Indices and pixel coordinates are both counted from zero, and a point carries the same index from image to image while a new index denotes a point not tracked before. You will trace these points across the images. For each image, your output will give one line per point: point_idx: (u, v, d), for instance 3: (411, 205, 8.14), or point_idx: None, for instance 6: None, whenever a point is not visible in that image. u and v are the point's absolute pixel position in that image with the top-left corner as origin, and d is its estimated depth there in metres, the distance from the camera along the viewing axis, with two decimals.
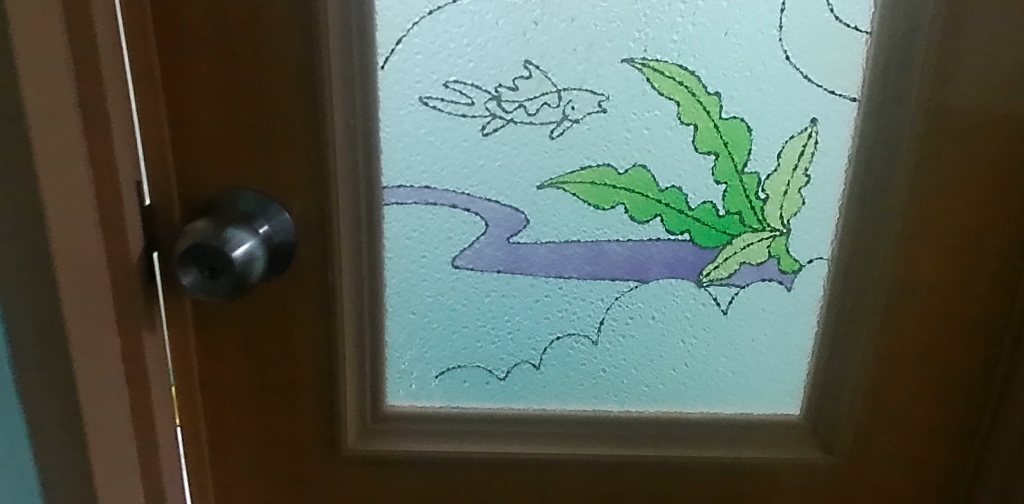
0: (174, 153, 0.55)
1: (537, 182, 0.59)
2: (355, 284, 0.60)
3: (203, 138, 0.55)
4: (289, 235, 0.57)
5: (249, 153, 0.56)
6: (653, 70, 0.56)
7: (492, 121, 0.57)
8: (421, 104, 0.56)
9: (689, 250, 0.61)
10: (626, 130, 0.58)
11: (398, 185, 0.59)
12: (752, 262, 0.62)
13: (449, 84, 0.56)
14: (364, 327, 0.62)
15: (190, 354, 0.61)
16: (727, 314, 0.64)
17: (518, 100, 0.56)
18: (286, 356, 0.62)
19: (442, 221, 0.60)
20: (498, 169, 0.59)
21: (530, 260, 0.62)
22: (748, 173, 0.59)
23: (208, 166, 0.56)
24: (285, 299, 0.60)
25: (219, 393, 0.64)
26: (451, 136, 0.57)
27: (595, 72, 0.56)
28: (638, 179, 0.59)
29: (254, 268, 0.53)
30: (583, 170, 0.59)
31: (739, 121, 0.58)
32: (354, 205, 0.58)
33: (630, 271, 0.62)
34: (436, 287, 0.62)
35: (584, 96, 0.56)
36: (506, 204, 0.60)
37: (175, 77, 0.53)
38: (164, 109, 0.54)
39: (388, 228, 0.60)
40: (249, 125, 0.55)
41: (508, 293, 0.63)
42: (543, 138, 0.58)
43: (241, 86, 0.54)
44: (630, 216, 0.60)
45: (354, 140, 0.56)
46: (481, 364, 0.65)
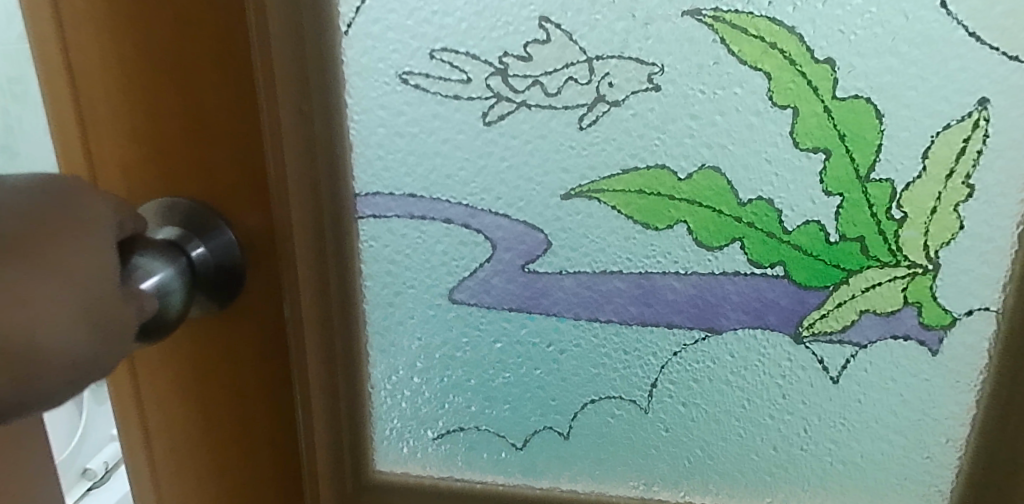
0: (93, 159, 0.43)
1: (561, 190, 0.42)
2: (321, 324, 0.45)
3: (127, 144, 0.43)
4: (226, 257, 0.44)
5: (177, 145, 0.42)
6: (730, 28, 0.38)
7: (496, 104, 0.41)
8: (399, 82, 0.41)
9: (784, 289, 0.43)
10: (690, 117, 0.40)
11: (373, 192, 0.43)
12: (878, 311, 0.42)
13: (435, 54, 0.40)
14: (337, 381, 0.47)
15: (134, 401, 0.49)
16: (839, 384, 0.44)
17: (533, 75, 0.40)
18: (242, 405, 0.49)
19: (434, 241, 0.45)
20: (507, 172, 0.42)
21: (552, 297, 0.45)
22: (876, 181, 0.40)
23: (129, 161, 0.43)
24: (241, 340, 0.47)
25: (168, 445, 0.51)
26: (442, 126, 0.42)
27: (643, 32, 0.38)
28: (707, 188, 0.41)
29: (171, 301, 0.40)
30: (626, 174, 0.42)
31: (865, 102, 0.38)
32: (317, 236, 0.43)
33: (695, 317, 0.44)
34: (430, 329, 0.47)
35: (627, 68, 0.39)
36: (518, 219, 0.43)
37: (77, 44, 0.40)
38: (76, 103, 0.42)
39: (365, 256, 0.45)
40: (172, 108, 0.41)
41: (525, 339, 0.46)
42: (569, 129, 0.41)
43: (171, 78, 0.40)
44: (695, 240, 0.43)
45: (312, 151, 0.41)
46: (490, 430, 0.49)
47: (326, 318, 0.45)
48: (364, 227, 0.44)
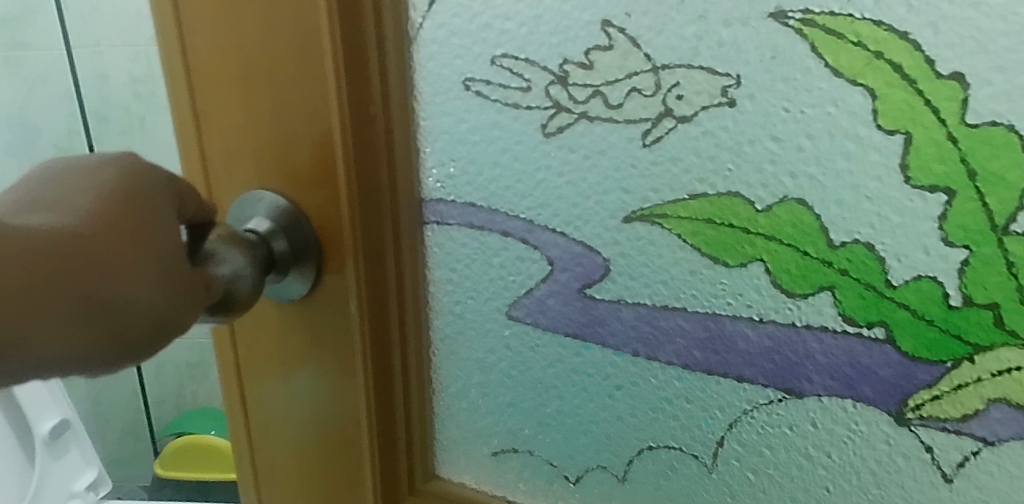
0: (206, 155, 0.47)
1: (621, 212, 0.38)
2: (376, 324, 0.45)
3: (230, 155, 0.46)
4: (301, 251, 0.45)
5: (265, 140, 0.44)
6: (825, 35, 0.31)
7: (556, 115, 0.38)
8: (461, 89, 0.40)
9: (884, 357, 0.35)
10: (770, 139, 0.34)
11: (437, 199, 0.43)
12: (1014, 402, 0.33)
13: (496, 60, 0.38)
14: (394, 378, 0.47)
15: (235, 368, 0.52)
16: (954, 484, 0.35)
17: (593, 85, 0.37)
18: (316, 389, 0.50)
19: (492, 253, 0.43)
20: (564, 188, 0.39)
21: (609, 327, 0.41)
22: (1020, 235, 0.31)
23: (229, 150, 0.46)
24: (314, 330, 0.48)
25: (259, 415, 0.53)
26: (500, 135, 0.40)
27: (715, 38, 0.33)
28: (790, 223, 0.35)
29: (241, 290, 0.41)
30: (694, 201, 0.36)
31: (1006, 130, 0.30)
32: (371, 244, 0.43)
33: (770, 374, 0.38)
34: (485, 343, 0.46)
35: (695, 78, 0.34)
36: (575, 239, 0.40)
37: (189, 43, 0.43)
38: (191, 121, 0.46)
39: (433, 262, 0.45)
40: (262, 105, 0.43)
41: (580, 368, 0.43)
42: (631, 145, 0.37)
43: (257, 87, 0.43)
44: (775, 284, 0.36)
45: (373, 157, 0.41)
46: (544, 457, 0.47)
47: (379, 321, 0.45)
48: (430, 233, 0.44)
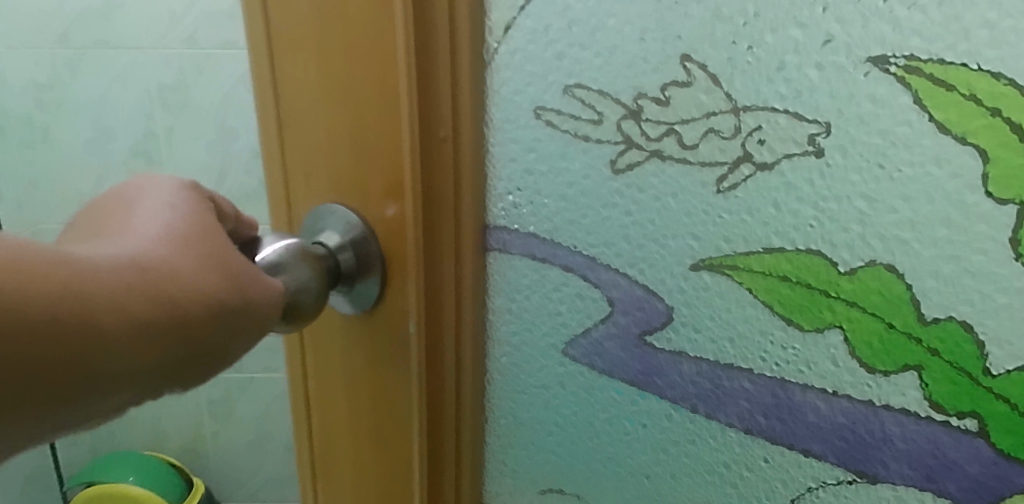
0: (285, 173, 0.39)
1: (689, 258, 0.36)
2: (432, 352, 0.39)
3: (295, 172, 0.39)
4: (368, 265, 0.37)
5: (346, 153, 0.36)
6: (930, 84, 0.28)
7: (626, 151, 0.35)
8: (531, 118, 0.36)
9: (972, 446, 0.31)
10: (859, 196, 0.30)
11: (500, 226, 0.39)
12: None
13: (569, 89, 0.35)
14: (446, 411, 0.41)
15: (300, 389, 0.44)
16: None
17: (668, 122, 0.33)
18: (381, 427, 0.42)
19: (552, 288, 0.40)
20: (630, 228, 0.37)
21: (668, 379, 0.39)
22: None
23: (303, 162, 0.38)
24: (377, 360, 0.40)
25: (328, 446, 0.45)
26: (568, 168, 0.37)
27: (805, 82, 0.30)
28: (876, 290, 0.31)
29: (300, 309, 0.33)
30: (768, 256, 0.33)
31: None
32: (429, 266, 0.37)
33: (843, 452, 0.34)
34: (537, 381, 0.43)
35: (778, 124, 0.31)
36: (638, 281, 0.37)
37: (271, 31, 0.36)
38: (263, 118, 0.39)
39: (495, 293, 0.41)
40: (343, 111, 0.35)
41: (633, 417, 0.41)
42: (705, 189, 0.34)
43: (325, 80, 0.35)
44: (854, 357, 0.32)
45: (438, 170, 0.35)
46: (589, 503, 0.45)
47: (432, 350, 0.39)
48: (492, 262, 0.40)
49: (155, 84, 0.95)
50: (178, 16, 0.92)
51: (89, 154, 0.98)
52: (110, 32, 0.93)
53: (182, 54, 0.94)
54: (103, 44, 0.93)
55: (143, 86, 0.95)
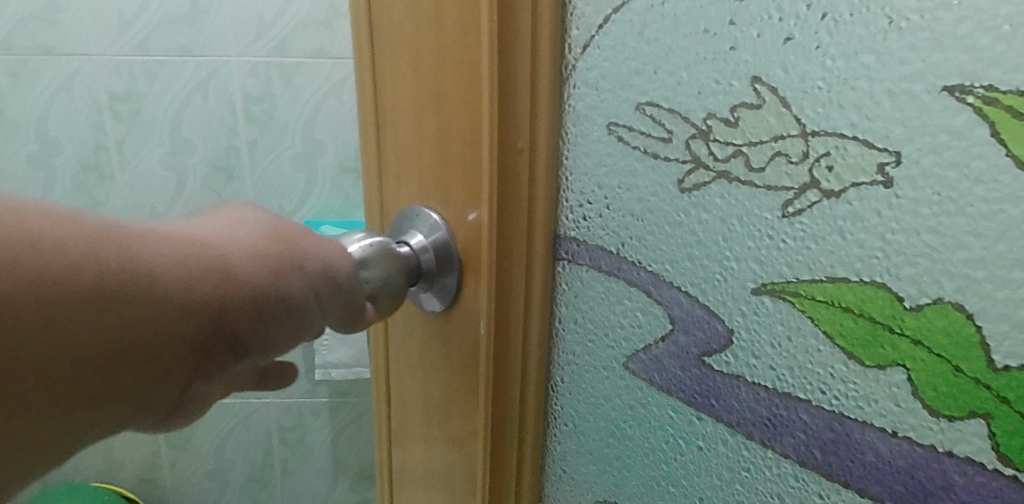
0: (381, 179, 0.42)
1: (751, 283, 0.34)
2: (501, 356, 0.39)
3: (391, 175, 0.42)
4: (446, 264, 0.39)
5: (432, 159, 0.38)
6: (1008, 117, 0.26)
7: (693, 171, 0.34)
8: (602, 132, 0.36)
9: None
10: (925, 230, 0.29)
11: (570, 236, 0.38)
12: None
13: (641, 106, 0.34)
14: (508, 421, 0.40)
15: (385, 370, 0.47)
16: None
17: (736, 143, 0.32)
18: (449, 419, 0.42)
19: (617, 301, 0.39)
20: (693, 249, 0.35)
21: (725, 404, 0.37)
22: None
23: (396, 168, 0.41)
24: (450, 352, 0.41)
25: (403, 428, 0.47)
26: (639, 185, 0.36)
27: (876, 110, 0.28)
28: (943, 330, 0.29)
29: (379, 300, 0.37)
30: (831, 286, 0.32)
31: None
32: (501, 275, 0.37)
33: (902, 496, 0.33)
34: (602, 390, 0.41)
35: (847, 151, 0.29)
36: (699, 300, 0.36)
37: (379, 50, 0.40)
38: (367, 129, 0.42)
39: (562, 305, 0.40)
40: (432, 119, 0.37)
41: (690, 439, 0.39)
42: (768, 215, 0.32)
43: (422, 88, 0.38)
44: (917, 399, 0.31)
45: (510, 183, 0.35)
46: None
47: (500, 361, 0.39)
48: (562, 274, 0.39)
49: (106, 93, 0.85)
50: (129, 19, 0.82)
51: (32, 168, 0.88)
52: (58, 38, 0.82)
53: (135, 61, 0.84)
54: (46, 50, 0.82)
55: (92, 93, 0.85)
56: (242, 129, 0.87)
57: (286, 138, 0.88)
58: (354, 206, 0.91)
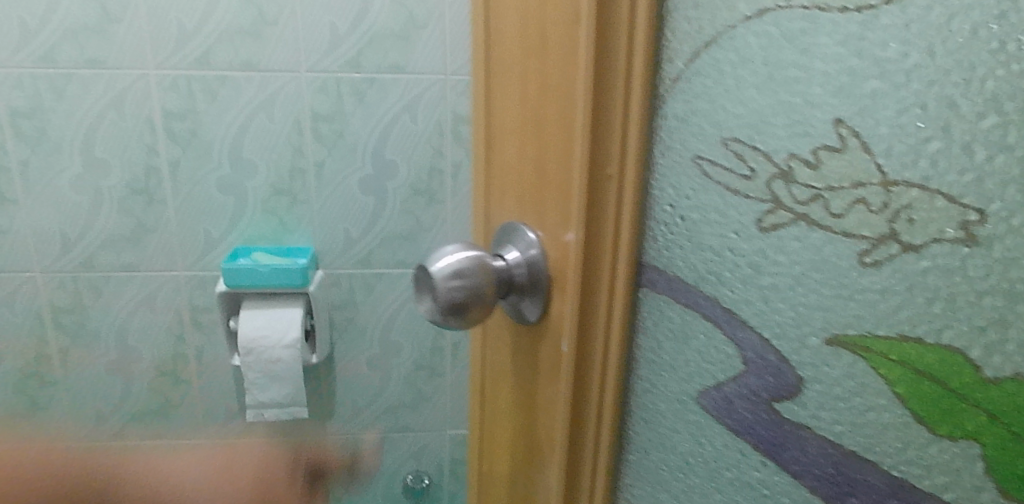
0: (486, 197, 0.44)
1: (826, 335, 0.31)
2: (577, 394, 0.36)
3: (494, 201, 0.43)
4: (537, 283, 0.37)
5: (528, 178, 0.38)
6: None
7: (772, 211, 0.30)
8: (689, 163, 0.32)
9: None
10: (999, 292, 0.27)
11: (655, 264, 0.35)
12: None
13: (726, 141, 0.31)
14: (582, 461, 0.37)
15: (483, 374, 0.48)
16: None
17: (818, 188, 0.29)
18: (531, 440, 0.41)
19: (692, 338, 0.35)
20: (767, 294, 0.32)
21: (790, 456, 0.33)
22: None
23: (498, 185, 0.42)
24: (535, 373, 0.40)
25: (492, 436, 0.48)
26: (720, 220, 0.32)
27: (965, 161, 0.26)
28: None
29: (469, 311, 0.36)
30: (908, 343, 0.29)
31: None
32: (582, 308, 0.34)
33: None
34: (670, 424, 0.37)
35: (931, 205, 0.27)
36: (771, 344, 0.32)
37: (492, 72, 0.42)
38: (479, 147, 0.44)
39: (642, 338, 0.37)
40: (529, 140, 0.37)
41: (755, 484, 0.34)
42: (841, 263, 0.29)
43: (524, 116, 0.38)
44: (988, 474, 0.28)
45: (597, 213, 0.32)
46: None
47: (578, 400, 0.36)
48: (644, 304, 0.36)
49: (7, 108, 0.89)
50: (31, 30, 0.86)
51: None
52: None
53: (36, 74, 0.88)
54: None
55: None
56: (162, 148, 0.93)
57: (211, 157, 0.94)
58: (287, 231, 0.99)
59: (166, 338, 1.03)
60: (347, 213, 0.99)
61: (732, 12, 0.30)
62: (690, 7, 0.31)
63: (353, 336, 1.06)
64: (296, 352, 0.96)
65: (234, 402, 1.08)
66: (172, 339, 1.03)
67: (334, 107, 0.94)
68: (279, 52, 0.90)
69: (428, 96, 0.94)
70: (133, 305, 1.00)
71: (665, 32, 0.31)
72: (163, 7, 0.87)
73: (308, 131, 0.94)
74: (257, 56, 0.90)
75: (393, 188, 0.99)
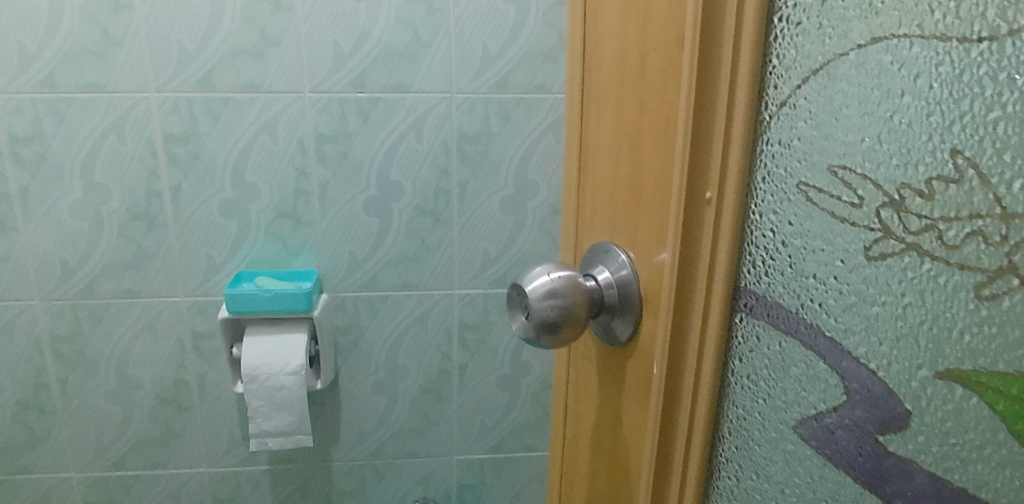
0: (579, 213, 0.48)
1: (938, 367, 0.29)
2: (668, 404, 0.37)
3: (589, 219, 0.46)
4: (628, 302, 0.40)
5: (620, 199, 0.41)
6: None
7: (881, 239, 0.30)
8: (794, 191, 0.32)
9: None
10: None
11: (753, 288, 0.35)
12: None
13: (834, 169, 0.31)
14: (670, 468, 0.38)
15: (573, 371, 0.52)
16: None
17: (931, 216, 0.28)
18: (618, 440, 0.44)
19: (792, 363, 0.34)
20: (875, 325, 0.31)
21: (895, 491, 0.31)
22: None
23: (590, 203, 0.46)
24: (624, 380, 0.43)
25: (578, 428, 0.52)
26: (825, 247, 0.32)
27: None
28: None
29: (561, 330, 0.39)
30: None
31: None
32: (676, 324, 0.36)
33: None
34: (765, 451, 0.37)
35: None
36: (877, 375, 0.31)
37: (590, 99, 0.46)
38: (578, 167, 0.49)
39: (735, 363, 0.36)
40: (623, 165, 0.41)
41: None
42: (954, 296, 0.28)
43: (624, 138, 0.40)
44: None
45: (694, 233, 0.34)
46: None
47: (669, 410, 0.38)
48: (739, 328, 0.36)
49: (5, 134, 0.86)
50: (30, 54, 0.83)
51: None
52: None
53: (35, 98, 0.85)
54: None
55: None
56: (163, 172, 0.90)
57: (214, 180, 0.92)
58: (292, 254, 0.96)
59: (167, 366, 0.99)
60: (352, 235, 0.97)
61: (842, 40, 0.30)
62: (796, 34, 0.31)
63: (358, 360, 1.03)
64: (300, 378, 0.92)
65: (236, 432, 1.04)
66: (173, 367, 0.99)
67: (339, 127, 0.91)
68: (285, 73, 0.88)
69: (434, 115, 0.92)
70: (134, 332, 0.97)
71: (771, 59, 0.31)
72: (165, 28, 0.85)
73: (312, 153, 0.92)
74: (263, 77, 0.88)
75: (400, 209, 0.96)
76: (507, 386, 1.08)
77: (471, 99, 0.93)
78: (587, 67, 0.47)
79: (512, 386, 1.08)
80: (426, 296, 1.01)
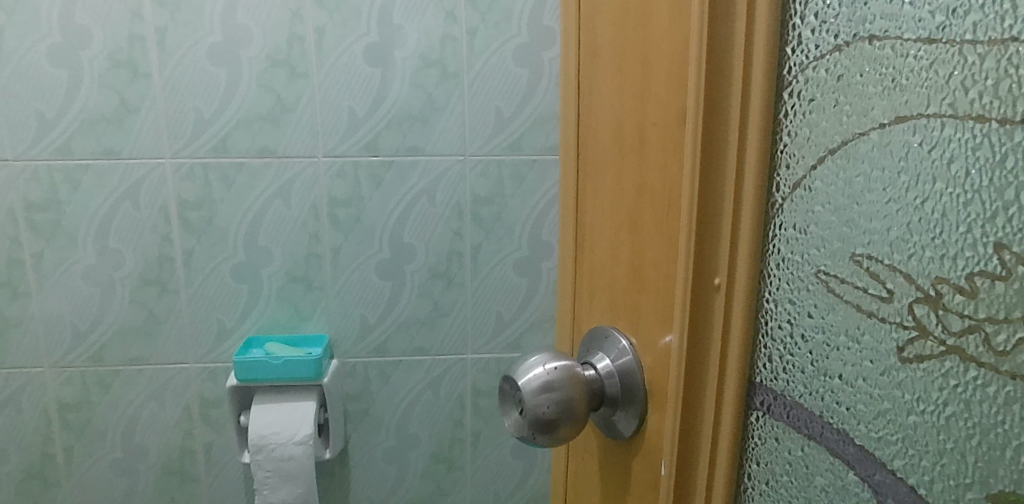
0: (577, 293, 0.45)
1: (992, 488, 0.25)
2: None
3: (587, 301, 0.43)
4: (631, 395, 0.37)
5: (619, 281, 0.38)
6: None
7: (916, 339, 0.26)
8: (812, 280, 0.29)
9: None
10: None
11: (769, 386, 0.32)
12: None
13: (857, 257, 0.28)
14: None
15: (569, 460, 0.48)
16: None
17: (976, 317, 0.24)
18: None
19: (818, 470, 0.31)
20: (913, 434, 0.27)
21: None
22: None
23: (588, 282, 0.43)
24: (627, 478, 0.39)
25: None
26: (852, 344, 0.29)
27: None
28: None
29: (559, 427, 0.36)
30: None
31: None
32: (684, 424, 0.32)
33: None
34: None
35: None
36: (918, 492, 0.27)
37: (585, 173, 0.44)
38: (573, 242, 0.46)
39: (752, 467, 0.33)
40: (622, 244, 0.38)
41: None
42: (1008, 408, 0.24)
43: (622, 216, 0.38)
44: None
45: (702, 323, 0.31)
46: None
47: None
48: (755, 428, 0.32)
49: (21, 200, 0.86)
50: (49, 121, 0.84)
51: None
52: None
53: (52, 165, 0.86)
54: None
55: (8, 203, 0.86)
56: (176, 237, 0.90)
57: (226, 245, 0.91)
58: (302, 318, 0.94)
59: (174, 434, 0.96)
60: (362, 299, 0.94)
61: (863, 119, 0.27)
62: (808, 111, 0.28)
63: (368, 428, 0.99)
64: (308, 448, 0.89)
65: None
66: (180, 435, 0.96)
67: (352, 192, 0.90)
68: (298, 138, 0.88)
69: (447, 178, 0.91)
70: (141, 399, 0.95)
71: (782, 137, 0.29)
72: (181, 95, 0.85)
73: (325, 217, 0.91)
74: (276, 142, 0.88)
75: (412, 271, 0.94)
76: (522, 454, 1.03)
77: (484, 161, 0.91)
78: (581, 138, 0.45)
79: (527, 454, 1.03)
80: (438, 361, 0.98)
